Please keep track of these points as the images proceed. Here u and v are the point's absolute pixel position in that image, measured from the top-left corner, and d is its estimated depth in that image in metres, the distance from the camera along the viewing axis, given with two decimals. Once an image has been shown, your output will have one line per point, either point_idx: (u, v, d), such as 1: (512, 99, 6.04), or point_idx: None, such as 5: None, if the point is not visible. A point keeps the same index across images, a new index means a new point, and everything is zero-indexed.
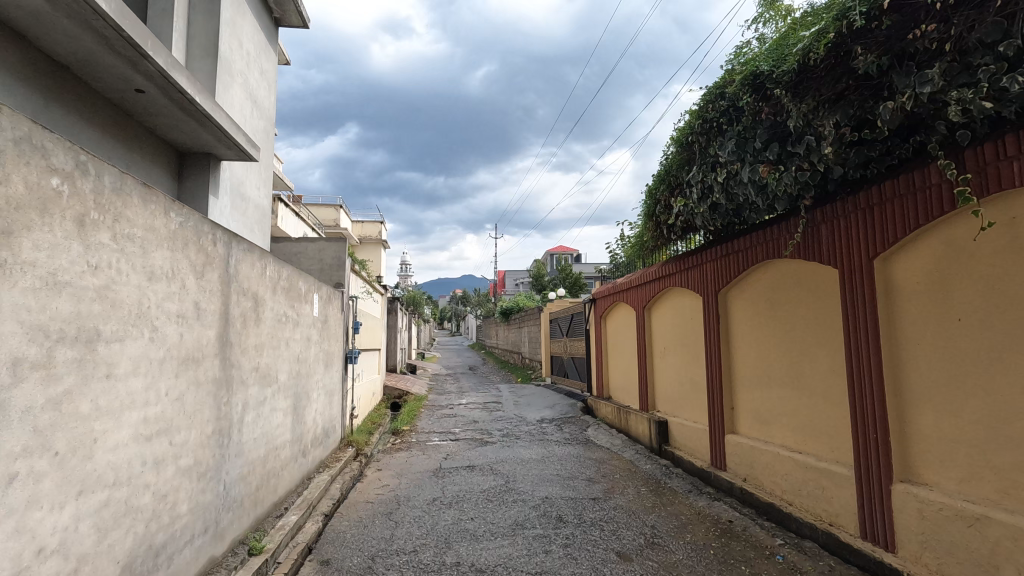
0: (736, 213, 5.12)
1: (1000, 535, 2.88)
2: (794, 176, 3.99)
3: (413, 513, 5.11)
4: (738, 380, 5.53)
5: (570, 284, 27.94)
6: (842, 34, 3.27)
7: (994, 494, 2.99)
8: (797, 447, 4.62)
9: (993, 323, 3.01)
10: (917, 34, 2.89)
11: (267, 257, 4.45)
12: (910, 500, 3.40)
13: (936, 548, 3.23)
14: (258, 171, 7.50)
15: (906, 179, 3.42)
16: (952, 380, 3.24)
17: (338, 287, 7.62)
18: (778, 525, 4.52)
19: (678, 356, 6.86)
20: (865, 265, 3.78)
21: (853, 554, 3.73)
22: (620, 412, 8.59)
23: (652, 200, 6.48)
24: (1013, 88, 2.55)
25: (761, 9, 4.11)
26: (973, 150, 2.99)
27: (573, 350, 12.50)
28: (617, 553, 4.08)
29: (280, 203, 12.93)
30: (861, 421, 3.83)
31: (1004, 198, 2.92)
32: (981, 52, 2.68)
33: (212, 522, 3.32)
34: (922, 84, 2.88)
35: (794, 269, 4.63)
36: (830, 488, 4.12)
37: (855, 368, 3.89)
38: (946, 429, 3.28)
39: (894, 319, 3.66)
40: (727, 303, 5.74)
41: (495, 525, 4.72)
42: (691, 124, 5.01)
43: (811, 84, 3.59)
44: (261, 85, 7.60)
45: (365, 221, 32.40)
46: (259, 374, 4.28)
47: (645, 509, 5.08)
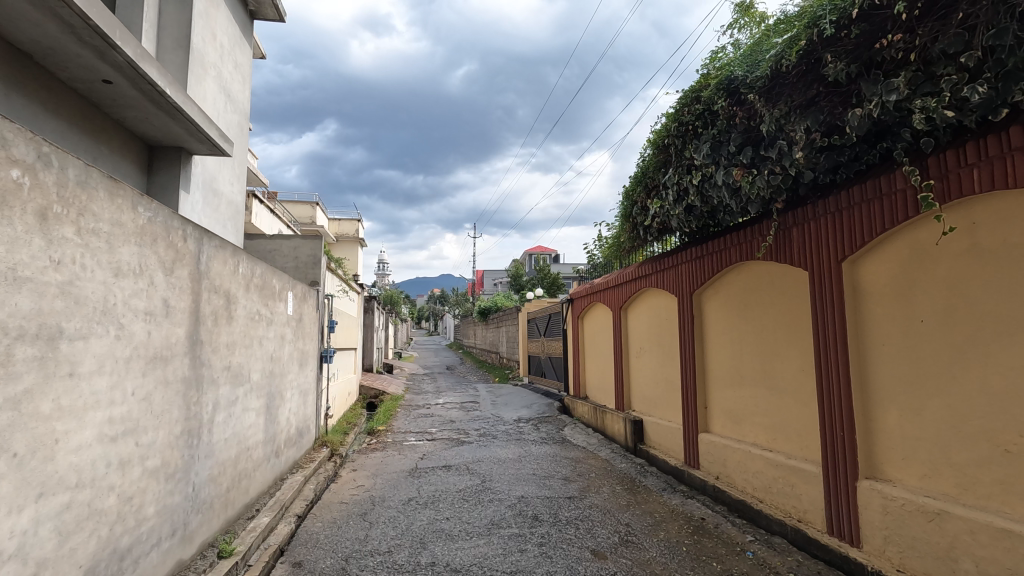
0: (710, 215, 5.20)
1: (958, 530, 2.99)
2: (766, 180, 4.07)
3: (388, 513, 5.08)
4: (712, 379, 5.62)
5: (548, 284, 28.09)
6: (813, 41, 3.35)
7: (953, 490, 3.10)
8: (768, 446, 4.72)
9: (953, 325, 3.11)
10: (884, 43, 2.97)
11: (240, 254, 4.37)
12: (875, 496, 3.50)
13: (898, 542, 3.33)
14: (231, 166, 7.35)
15: (873, 184, 3.53)
16: (915, 380, 3.35)
17: (314, 285, 7.51)
18: (749, 522, 4.61)
19: (654, 356, 6.94)
20: (834, 268, 3.88)
21: (820, 549, 3.83)
22: (597, 411, 8.66)
23: (630, 201, 6.54)
24: (973, 97, 2.64)
25: (736, 15, 4.19)
26: (936, 156, 3.09)
27: (551, 349, 12.58)
28: (592, 551, 4.12)
29: (254, 199, 12.68)
30: (828, 420, 3.93)
31: (964, 204, 3.03)
32: (944, 62, 2.77)
33: (180, 525, 3.25)
34: (889, 92, 2.97)
35: (766, 272, 4.73)
36: (799, 485, 4.21)
37: (823, 368, 3.98)
38: (909, 427, 3.39)
39: (860, 321, 3.76)
40: (701, 304, 5.83)
41: (471, 525, 4.72)
42: (667, 127, 5.07)
43: (784, 89, 3.67)
44: (235, 79, 7.45)
45: (341, 220, 32.02)
46: (231, 374, 4.20)
47: (620, 508, 5.12)
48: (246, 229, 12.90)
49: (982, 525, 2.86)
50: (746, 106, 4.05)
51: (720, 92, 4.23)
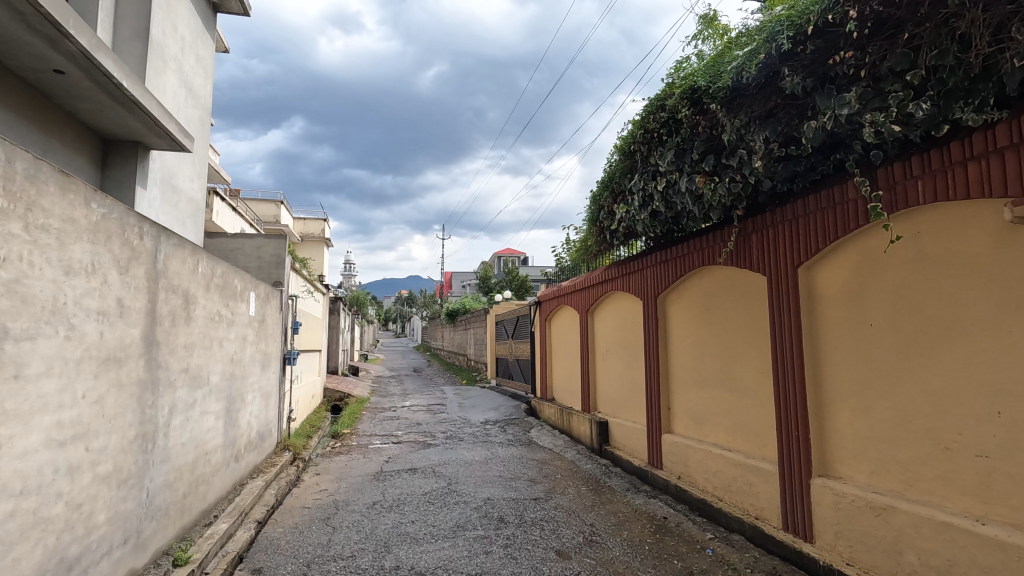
0: (675, 221, 5.33)
1: (903, 524, 3.14)
2: (727, 187, 4.20)
3: (352, 517, 5.01)
4: (675, 381, 5.75)
5: (516, 286, 28.17)
6: (771, 55, 3.48)
7: (899, 486, 3.26)
8: (728, 445, 4.85)
9: (900, 328, 3.27)
10: (837, 60, 3.10)
11: (200, 252, 4.25)
12: (827, 492, 3.65)
13: (848, 536, 3.48)
14: (192, 162, 7.14)
15: (827, 194, 3.68)
16: (865, 381, 3.51)
17: (277, 286, 7.35)
18: (709, 520, 4.74)
19: (619, 358, 7.05)
20: (791, 273, 4.03)
21: (776, 545, 3.96)
22: (563, 413, 8.73)
23: (597, 206, 6.64)
24: (918, 113, 2.78)
25: (700, 26, 4.31)
26: (885, 168, 3.25)
27: (518, 351, 12.63)
28: (556, 552, 4.16)
29: (215, 196, 12.33)
30: (784, 420, 4.07)
31: (910, 214, 3.19)
32: (892, 79, 2.91)
33: (133, 532, 3.13)
34: (841, 106, 3.10)
35: (727, 276, 4.87)
36: (757, 483, 4.35)
37: (780, 370, 4.12)
38: (859, 426, 3.54)
39: (815, 324, 3.92)
40: (665, 307, 5.95)
41: (436, 527, 4.70)
42: (633, 133, 5.17)
43: (744, 100, 3.81)
44: (197, 72, 7.24)
45: (307, 219, 31.42)
46: (189, 376, 4.08)
47: (585, 509, 5.19)
48: (206, 227, 12.53)
49: (925, 519, 3.02)
50: (709, 115, 4.17)
51: (684, 101, 4.34)
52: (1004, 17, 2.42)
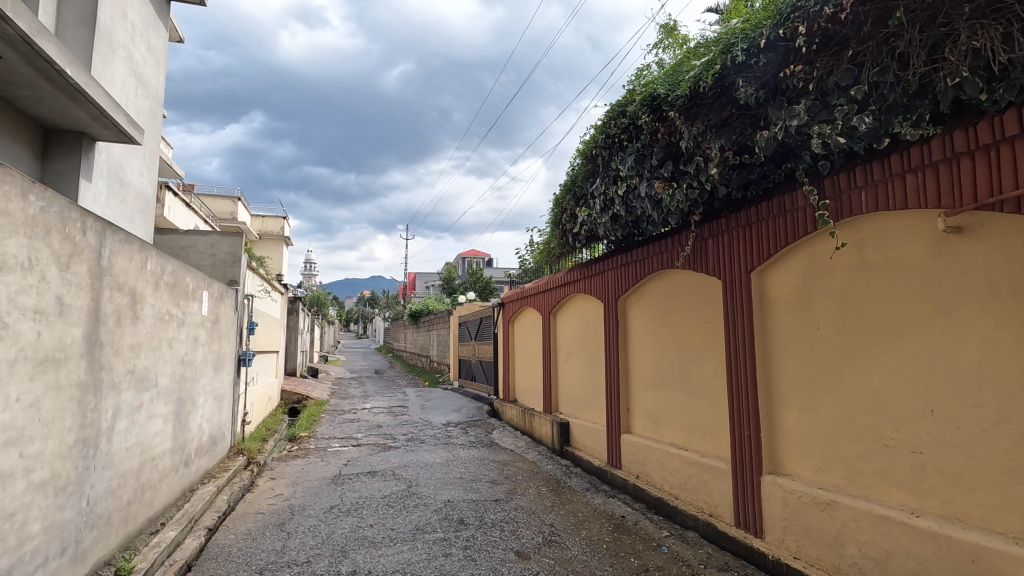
0: (634, 224, 5.43)
1: (845, 518, 3.29)
2: (685, 193, 4.32)
3: (308, 522, 4.90)
4: (634, 382, 5.85)
5: (480, 287, 28.18)
6: (727, 66, 3.58)
7: (842, 481, 3.41)
8: (684, 444, 4.98)
9: (844, 331, 3.43)
10: (788, 72, 3.22)
11: (148, 250, 4.08)
12: (776, 489, 3.79)
13: (796, 531, 3.62)
14: (141, 155, 6.85)
15: (778, 201, 3.83)
16: (812, 381, 3.66)
17: (232, 285, 7.12)
18: (666, 518, 4.85)
19: (580, 359, 7.13)
20: (744, 277, 4.16)
21: (728, 541, 4.09)
22: (525, 414, 8.78)
23: (559, 208, 6.71)
24: (861, 126, 2.93)
25: (661, 36, 4.40)
26: (831, 178, 3.40)
27: (481, 353, 12.64)
28: (515, 552, 4.18)
29: (167, 190, 11.84)
30: (736, 419, 4.21)
31: (854, 223, 3.35)
32: (838, 93, 3.05)
33: (71, 543, 2.98)
34: (791, 118, 3.23)
35: (685, 279, 5.00)
36: (711, 481, 4.47)
37: (733, 371, 4.25)
38: (807, 425, 3.69)
39: (766, 326, 4.06)
40: (625, 309, 6.05)
41: (395, 530, 4.64)
42: (595, 138, 5.26)
43: (701, 109, 3.91)
44: (148, 62, 6.96)
45: (266, 216, 30.55)
46: (135, 378, 3.91)
47: (545, 509, 5.22)
48: (157, 223, 12.03)
49: (865, 513, 3.17)
50: (668, 123, 4.27)
51: (644, 108, 4.42)
52: (938, 38, 2.58)
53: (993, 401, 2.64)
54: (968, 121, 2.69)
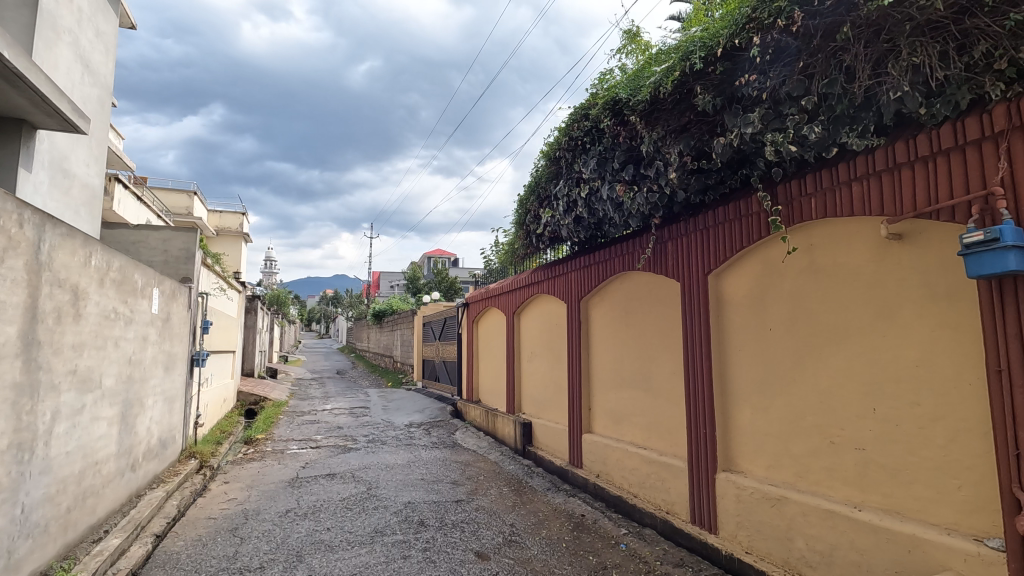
0: (597, 226, 5.50)
1: (794, 512, 3.41)
2: (645, 197, 4.41)
3: (263, 526, 4.77)
4: (596, 382, 5.92)
5: (444, 287, 28.06)
6: (685, 74, 3.66)
7: (791, 477, 3.53)
8: (643, 443, 5.06)
9: (795, 333, 3.55)
10: (744, 82, 3.32)
11: (92, 244, 3.89)
12: (730, 486, 3.90)
13: (747, 526, 3.74)
14: (87, 145, 6.54)
15: (734, 207, 3.94)
16: (764, 382, 3.78)
17: (185, 282, 6.88)
18: (624, 516, 4.93)
19: (544, 360, 7.17)
20: (701, 280, 4.26)
21: (684, 537, 4.19)
22: (489, 415, 8.77)
23: (523, 209, 6.75)
24: (811, 136, 3.05)
25: (624, 42, 4.47)
26: (784, 185, 3.52)
27: (445, 353, 12.57)
28: (475, 553, 4.17)
29: (117, 183, 11.34)
30: (693, 419, 4.30)
31: (804, 229, 3.48)
32: (789, 103, 3.16)
33: (2, 553, 2.82)
34: (746, 125, 3.33)
35: (645, 281, 5.09)
36: (668, 479, 4.56)
37: (691, 371, 4.35)
38: (759, 423, 3.81)
39: (722, 328, 4.17)
40: (588, 310, 6.11)
41: (353, 533, 4.57)
42: (559, 140, 5.30)
43: (661, 115, 4.00)
44: (97, 48, 6.65)
45: (224, 211, 29.55)
46: (77, 378, 3.73)
47: (506, 509, 5.24)
48: (105, 216, 11.50)
49: (812, 508, 3.30)
50: (629, 127, 4.34)
51: (606, 111, 4.47)
52: (882, 53, 2.73)
53: (929, 399, 2.77)
54: (908, 133, 2.83)
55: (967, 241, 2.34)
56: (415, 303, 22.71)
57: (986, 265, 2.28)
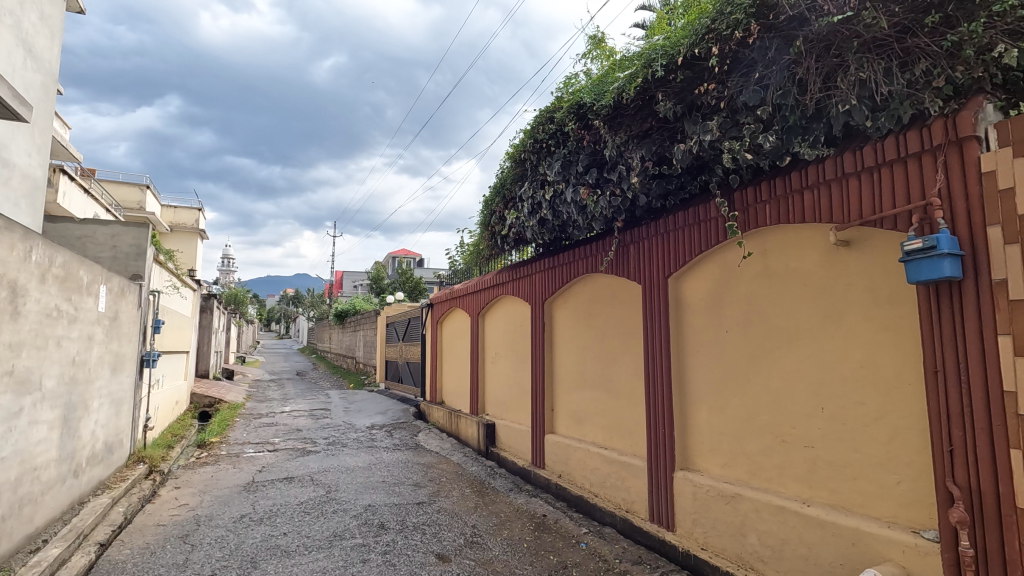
0: (561, 229, 5.55)
1: (747, 509, 3.52)
2: (608, 200, 4.48)
3: (215, 533, 4.61)
4: (559, 383, 5.96)
5: (409, 288, 27.77)
6: (648, 81, 3.74)
7: (745, 475, 3.65)
8: (604, 443, 5.13)
9: (750, 335, 3.67)
10: (703, 90, 3.42)
11: (34, 238, 3.70)
12: (687, 485, 3.99)
13: (703, 523, 3.84)
14: (29, 134, 6.21)
15: (693, 212, 4.04)
16: (721, 382, 3.89)
17: (135, 279, 6.60)
18: (585, 516, 4.99)
19: (508, 360, 7.18)
20: (662, 283, 4.35)
21: (643, 535, 4.27)
22: (452, 416, 8.72)
23: (488, 210, 6.76)
24: (766, 145, 3.16)
25: (589, 47, 4.53)
26: (740, 192, 3.63)
27: (408, 354, 12.44)
28: (436, 555, 4.14)
29: (62, 174, 10.79)
30: (652, 419, 4.38)
31: (759, 234, 3.60)
32: (745, 113, 3.26)
33: None
34: (705, 133, 3.43)
35: (608, 283, 5.16)
36: (628, 478, 4.64)
37: (651, 372, 4.43)
38: (716, 423, 3.91)
39: (681, 330, 4.27)
40: (552, 312, 6.15)
41: (311, 538, 4.47)
42: (524, 142, 5.32)
43: (624, 120, 4.07)
44: (41, 33, 6.33)
45: (178, 206, 28.45)
46: (14, 380, 3.53)
47: (468, 510, 5.23)
48: (49, 209, 10.93)
49: (764, 504, 3.41)
50: (593, 132, 4.40)
51: (571, 115, 4.52)
52: (831, 67, 2.86)
53: (872, 399, 2.91)
54: (855, 145, 2.96)
55: (907, 249, 2.45)
56: (376, 304, 22.35)
57: (924, 271, 2.40)
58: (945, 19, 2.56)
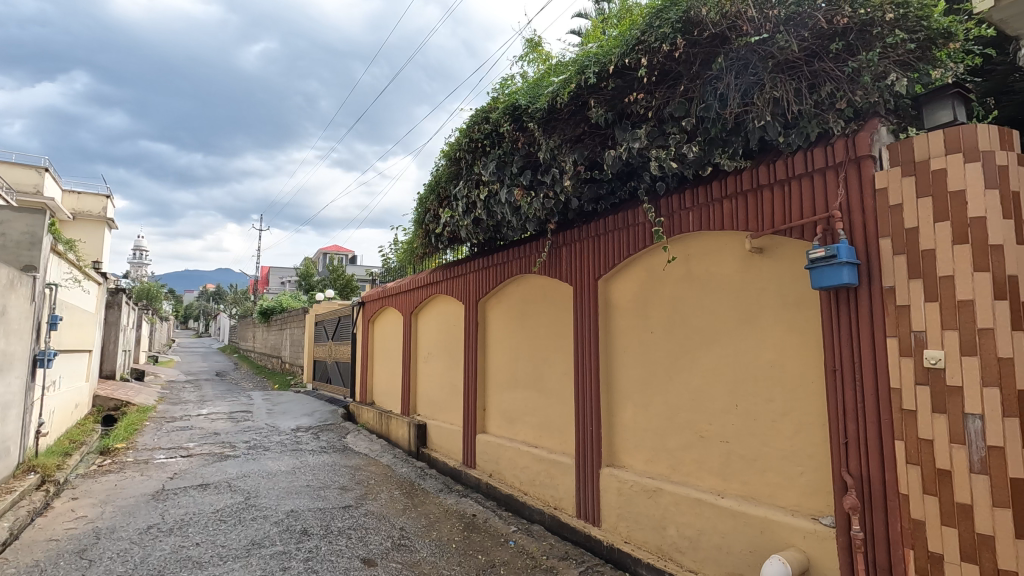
0: (495, 229, 5.57)
1: (667, 502, 3.68)
2: (542, 202, 4.54)
3: (117, 546, 4.26)
4: (491, 383, 5.98)
5: (340, 286, 26.80)
6: (581, 87, 3.81)
7: (666, 470, 3.81)
8: (535, 442, 5.20)
9: (673, 336, 3.84)
10: (633, 99, 3.54)
11: None
12: (612, 480, 4.12)
13: (626, 517, 3.97)
14: None
15: (622, 217, 4.18)
16: (646, 381, 4.04)
17: (27, 271, 6.00)
18: (514, 514, 5.04)
19: (440, 360, 7.12)
20: (592, 285, 4.46)
21: (570, 531, 4.37)
22: (382, 417, 8.54)
23: (423, 208, 6.67)
24: (690, 154, 3.32)
25: (526, 50, 4.58)
26: (666, 199, 3.79)
27: (338, 354, 12.05)
28: (362, 560, 4.04)
29: None
30: (581, 417, 4.49)
31: (682, 240, 3.76)
32: (672, 123, 3.41)
33: None
34: (634, 140, 3.55)
35: (541, 284, 5.23)
36: (557, 476, 4.73)
37: (580, 372, 4.53)
38: (640, 421, 4.06)
39: (609, 331, 4.40)
40: (485, 312, 6.16)
41: (226, 547, 4.23)
42: (459, 141, 5.30)
43: (558, 124, 4.14)
44: None
45: (82, 192, 26.09)
46: None
47: (396, 513, 5.14)
48: None
49: (682, 497, 3.58)
50: (527, 133, 4.45)
51: (506, 117, 4.55)
52: (750, 84, 3.04)
53: (780, 396, 3.12)
54: (769, 158, 3.16)
55: (811, 257, 2.66)
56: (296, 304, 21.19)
57: (826, 278, 2.61)
58: (847, 47, 2.82)
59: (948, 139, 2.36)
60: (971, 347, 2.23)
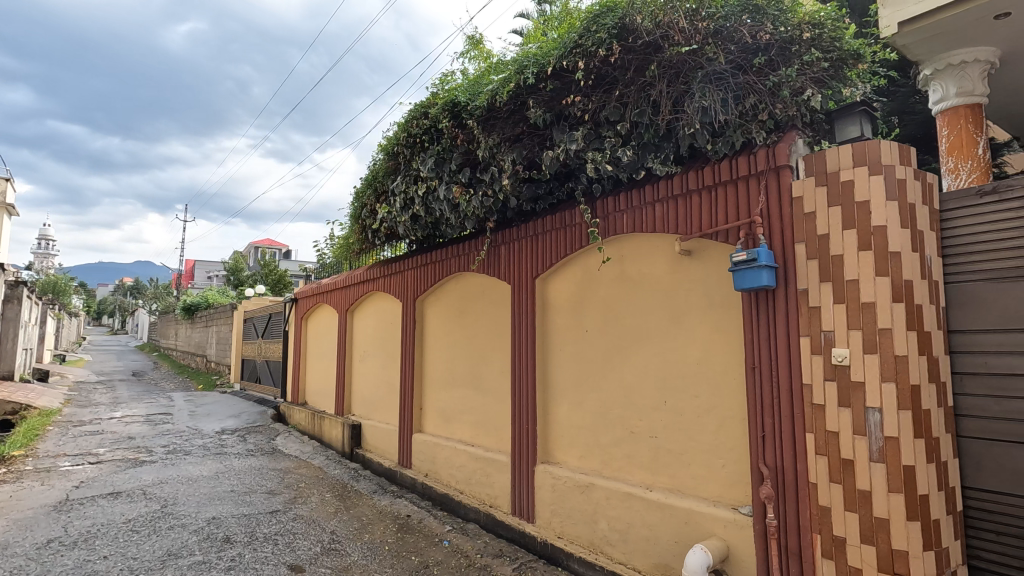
0: (433, 227, 5.51)
1: (599, 497, 3.77)
2: (480, 200, 4.53)
3: (11, 563, 3.90)
4: (428, 382, 5.91)
5: (272, 281, 25.67)
6: (520, 86, 3.83)
7: (599, 465, 3.90)
8: (471, 440, 5.19)
9: (606, 334, 3.93)
10: (570, 101, 3.60)
11: None
12: (547, 477, 4.17)
13: (560, 512, 4.04)
14: None
15: (560, 217, 4.24)
16: (580, 379, 4.12)
17: None
18: (450, 514, 5.01)
19: (376, 359, 6.97)
20: (529, 283, 4.49)
21: (505, 528, 4.40)
22: (315, 417, 8.27)
23: (360, 203, 6.51)
24: (624, 158, 3.41)
25: (467, 46, 4.56)
26: (601, 200, 3.88)
27: (268, 353, 11.54)
28: (288, 566, 3.89)
29: None
30: (517, 415, 4.51)
31: (616, 241, 3.86)
32: (607, 126, 3.50)
33: None
34: (571, 142, 3.62)
35: (479, 283, 5.22)
36: (492, 474, 4.74)
37: (517, 370, 4.55)
38: (574, 417, 4.14)
39: (546, 329, 4.45)
40: (423, 310, 6.08)
41: (137, 559, 3.96)
42: (398, 135, 5.20)
43: (497, 122, 4.14)
44: None
45: None
46: None
47: (327, 516, 4.98)
48: None
49: (614, 491, 3.68)
50: (467, 131, 4.43)
51: (445, 113, 4.50)
52: (680, 93, 3.17)
53: (705, 393, 3.26)
54: (698, 164, 3.30)
55: (734, 260, 2.79)
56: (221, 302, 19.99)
57: (746, 281, 2.75)
58: (769, 61, 2.98)
59: (855, 153, 2.54)
60: (872, 346, 2.41)
